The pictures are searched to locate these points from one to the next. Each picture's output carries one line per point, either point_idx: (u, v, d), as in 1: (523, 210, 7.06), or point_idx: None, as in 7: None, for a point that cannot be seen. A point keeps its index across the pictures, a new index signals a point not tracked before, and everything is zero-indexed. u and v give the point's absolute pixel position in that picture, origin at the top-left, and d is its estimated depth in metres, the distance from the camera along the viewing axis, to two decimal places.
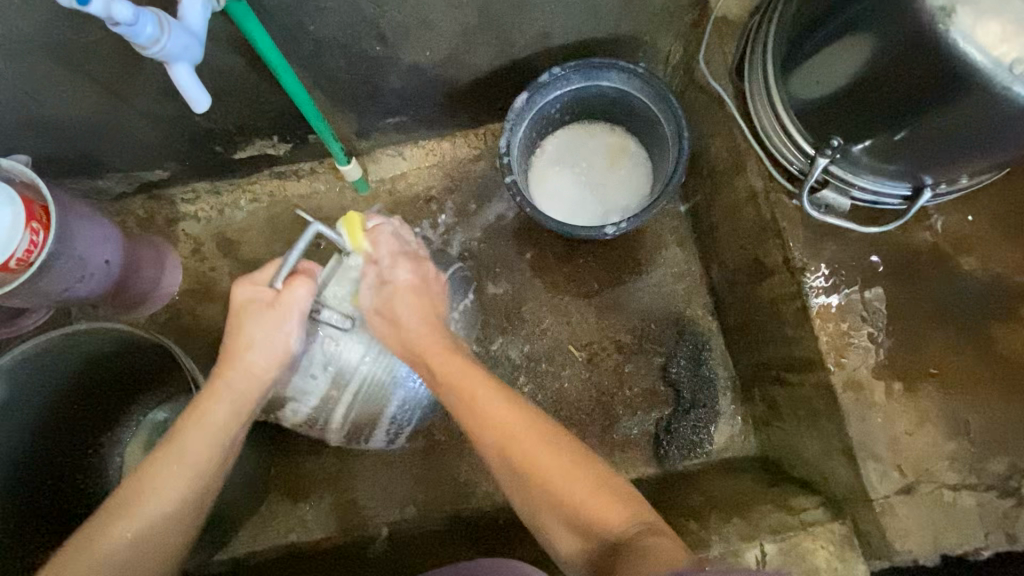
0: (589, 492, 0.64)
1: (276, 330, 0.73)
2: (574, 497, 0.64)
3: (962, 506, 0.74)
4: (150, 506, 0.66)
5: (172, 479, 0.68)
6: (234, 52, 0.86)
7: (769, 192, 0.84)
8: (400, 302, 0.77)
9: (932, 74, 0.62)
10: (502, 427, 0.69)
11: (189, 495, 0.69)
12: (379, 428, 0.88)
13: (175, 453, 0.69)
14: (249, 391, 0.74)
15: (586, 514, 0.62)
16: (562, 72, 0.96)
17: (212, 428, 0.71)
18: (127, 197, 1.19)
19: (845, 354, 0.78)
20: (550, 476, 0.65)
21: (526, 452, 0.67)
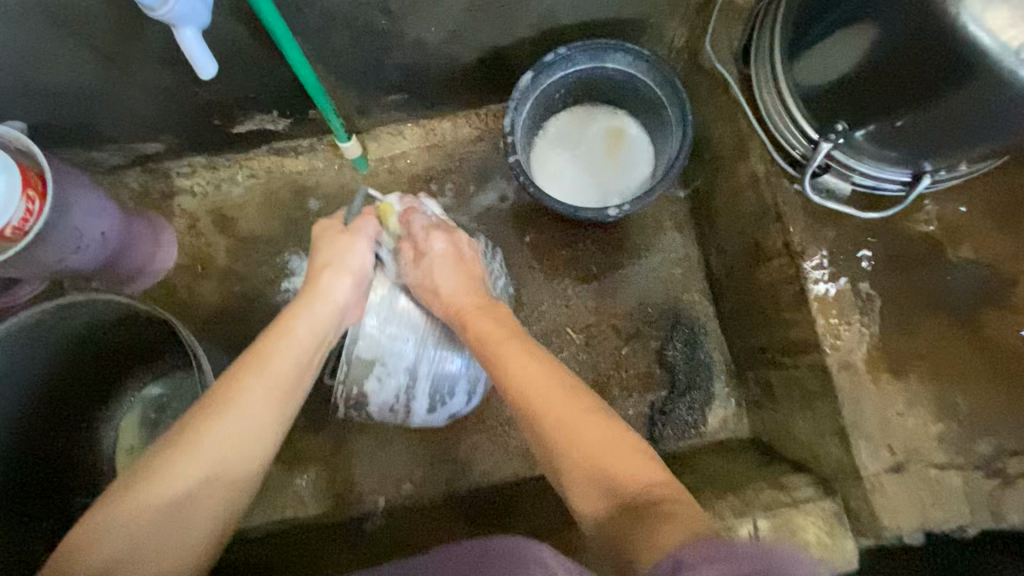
0: (626, 461, 0.62)
1: (356, 251, 0.80)
2: (617, 463, 0.61)
3: (949, 485, 0.77)
4: (265, 391, 0.69)
5: (256, 407, 0.68)
6: (238, 21, 0.84)
7: (771, 177, 0.85)
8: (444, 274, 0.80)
9: (938, 60, 0.63)
10: (536, 398, 0.66)
11: (288, 390, 0.71)
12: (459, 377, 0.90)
13: (259, 382, 0.69)
14: (328, 313, 0.77)
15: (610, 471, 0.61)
16: (567, 53, 0.96)
17: (308, 335, 0.74)
18: (121, 170, 1.17)
19: (840, 337, 0.80)
20: (592, 444, 0.63)
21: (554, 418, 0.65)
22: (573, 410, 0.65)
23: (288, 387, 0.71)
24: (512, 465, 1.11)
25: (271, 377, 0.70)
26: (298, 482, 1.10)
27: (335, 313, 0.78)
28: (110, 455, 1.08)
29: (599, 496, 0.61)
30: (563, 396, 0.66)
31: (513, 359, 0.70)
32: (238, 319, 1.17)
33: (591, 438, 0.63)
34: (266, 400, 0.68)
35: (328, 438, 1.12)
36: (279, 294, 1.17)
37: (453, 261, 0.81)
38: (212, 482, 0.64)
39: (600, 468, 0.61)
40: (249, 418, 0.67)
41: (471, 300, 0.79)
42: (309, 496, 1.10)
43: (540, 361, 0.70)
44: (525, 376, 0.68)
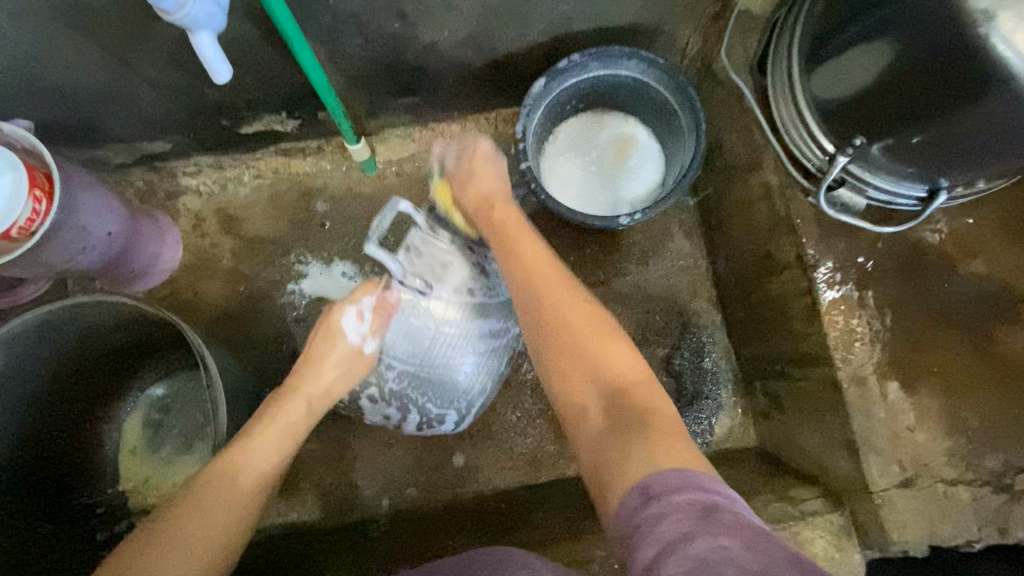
0: (599, 345, 0.66)
1: (339, 323, 0.87)
2: (599, 359, 0.65)
3: (957, 500, 0.76)
4: (279, 427, 0.81)
5: (273, 439, 0.79)
6: (252, 23, 0.84)
7: (785, 189, 0.85)
8: (472, 180, 0.91)
9: (961, 78, 0.63)
10: (535, 279, 0.73)
11: (294, 431, 0.82)
12: (446, 416, 1.00)
13: (274, 422, 0.81)
14: (320, 396, 0.86)
15: (602, 360, 0.64)
16: (581, 59, 0.95)
17: (317, 384, 0.86)
18: (126, 168, 1.16)
19: (852, 351, 0.80)
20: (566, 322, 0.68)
21: (551, 302, 0.70)
22: (573, 303, 0.70)
23: (297, 432, 0.82)
24: (518, 471, 1.11)
25: (266, 450, 0.78)
26: (301, 485, 1.10)
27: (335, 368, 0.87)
28: (112, 455, 1.08)
29: (591, 386, 0.64)
30: (561, 280, 0.73)
31: (529, 250, 0.78)
32: (243, 320, 1.16)
33: (574, 319, 0.68)
34: (277, 438, 0.80)
35: (330, 443, 1.11)
36: (284, 296, 1.17)
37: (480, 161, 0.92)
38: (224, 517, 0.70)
39: (575, 334, 0.67)
40: (268, 451, 0.78)
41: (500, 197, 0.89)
42: (313, 500, 1.10)
43: (551, 258, 0.77)
44: (524, 262, 0.76)
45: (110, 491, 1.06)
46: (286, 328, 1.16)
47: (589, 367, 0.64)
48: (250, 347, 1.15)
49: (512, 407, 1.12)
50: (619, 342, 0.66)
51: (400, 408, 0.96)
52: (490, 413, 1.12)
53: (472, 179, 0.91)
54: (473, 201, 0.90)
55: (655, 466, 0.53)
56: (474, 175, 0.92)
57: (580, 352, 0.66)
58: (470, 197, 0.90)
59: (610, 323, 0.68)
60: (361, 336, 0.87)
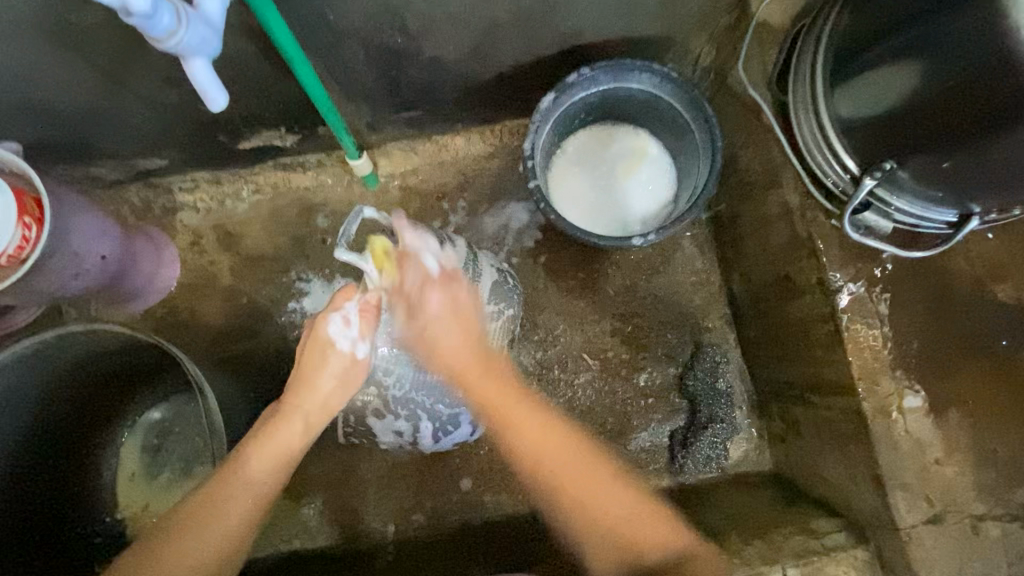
0: (638, 529, 0.73)
1: (325, 334, 0.77)
2: (598, 499, 0.73)
3: (987, 536, 0.74)
4: (268, 455, 0.77)
5: (262, 466, 0.77)
6: (249, 40, 0.80)
7: (806, 210, 0.81)
8: (442, 320, 0.74)
9: (1000, 105, 0.59)
10: (547, 470, 0.74)
11: (285, 460, 0.78)
12: (457, 418, 0.96)
13: (266, 446, 0.77)
14: (319, 412, 0.79)
15: (630, 542, 0.72)
16: (591, 73, 0.92)
17: (312, 402, 0.78)
18: (121, 185, 1.12)
19: (877, 380, 0.76)
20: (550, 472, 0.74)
21: (564, 491, 0.74)
22: (602, 475, 0.75)
23: (291, 456, 0.79)
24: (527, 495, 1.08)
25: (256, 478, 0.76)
26: (305, 511, 1.07)
27: (333, 383, 0.78)
28: (111, 481, 1.05)
29: (612, 557, 0.73)
30: (578, 470, 0.74)
31: (521, 411, 0.75)
32: (243, 341, 1.13)
33: (601, 510, 0.73)
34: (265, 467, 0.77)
35: (334, 467, 1.09)
36: (285, 315, 1.13)
37: (449, 304, 0.75)
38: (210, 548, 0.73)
39: (597, 515, 0.73)
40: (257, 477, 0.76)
41: (473, 356, 0.75)
42: (317, 526, 1.07)
43: (545, 410, 0.76)
44: (533, 436, 0.75)
45: (108, 519, 1.03)
46: (287, 349, 1.12)
47: (592, 524, 0.73)
48: (251, 368, 1.12)
49: None
50: (663, 523, 0.73)
51: (411, 420, 0.94)
52: None
53: (446, 331, 0.74)
54: (459, 336, 0.75)
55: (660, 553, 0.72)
56: (456, 311, 0.75)
57: (590, 521, 0.73)
58: (440, 360, 0.75)
59: (617, 465, 0.77)
60: (352, 343, 0.78)
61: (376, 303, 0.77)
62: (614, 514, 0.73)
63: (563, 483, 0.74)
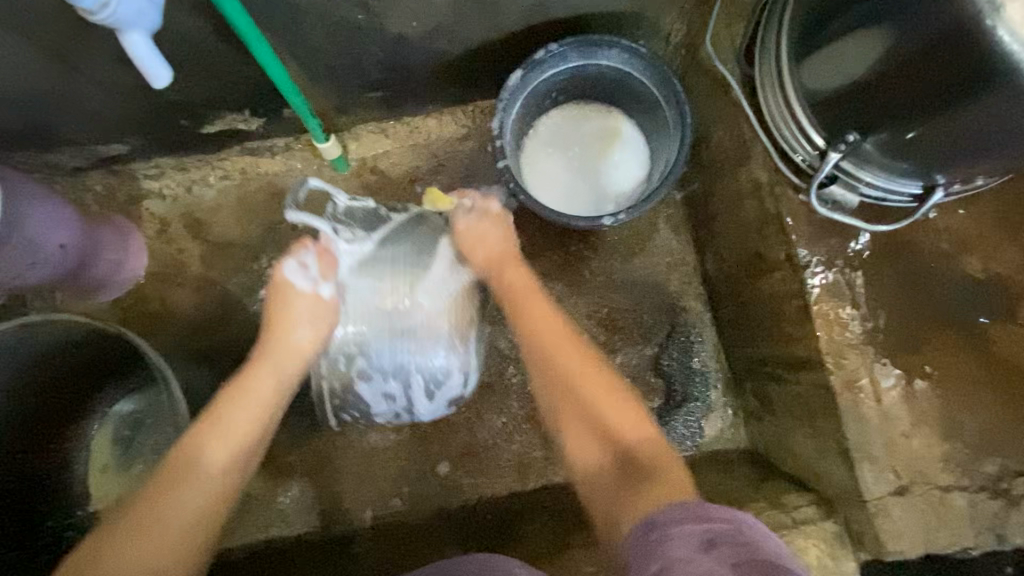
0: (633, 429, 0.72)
1: (286, 269, 0.82)
2: (603, 404, 0.73)
3: (953, 506, 0.74)
4: (251, 403, 0.73)
5: (241, 420, 0.72)
6: (202, 18, 0.78)
7: (774, 186, 0.80)
8: (477, 242, 0.87)
9: (962, 72, 0.59)
10: (560, 355, 0.77)
11: (263, 411, 0.74)
12: (447, 371, 0.91)
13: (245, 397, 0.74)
14: (301, 342, 0.80)
15: (626, 442, 0.71)
16: (559, 49, 0.90)
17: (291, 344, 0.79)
18: (83, 172, 1.09)
19: (845, 355, 0.76)
20: (600, 402, 0.73)
21: (582, 380, 0.75)
22: (599, 389, 0.74)
23: (270, 406, 0.75)
24: (505, 478, 1.08)
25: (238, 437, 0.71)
26: (281, 499, 1.06)
27: (306, 323, 0.81)
28: (82, 474, 1.03)
29: (604, 461, 0.70)
30: (592, 366, 0.76)
31: (547, 320, 0.81)
32: (214, 330, 1.11)
33: (619, 427, 0.72)
34: (245, 418, 0.72)
35: (311, 454, 1.08)
36: (256, 303, 1.12)
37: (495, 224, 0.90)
38: (191, 522, 0.65)
39: (603, 427, 0.72)
40: (235, 432, 0.71)
41: (510, 252, 0.88)
42: (294, 514, 1.06)
43: (574, 332, 0.81)
44: (543, 330, 0.80)
45: (80, 513, 1.01)
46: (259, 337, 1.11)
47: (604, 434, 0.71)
48: (224, 357, 1.10)
49: (498, 412, 1.09)
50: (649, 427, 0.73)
51: (400, 380, 0.90)
52: (475, 419, 1.09)
53: (477, 248, 0.87)
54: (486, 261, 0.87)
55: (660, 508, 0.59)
56: (487, 231, 0.88)
57: (603, 432, 0.72)
58: (481, 256, 0.87)
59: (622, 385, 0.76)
60: (313, 282, 0.82)
61: (332, 247, 0.86)
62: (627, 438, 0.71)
63: (575, 381, 0.75)
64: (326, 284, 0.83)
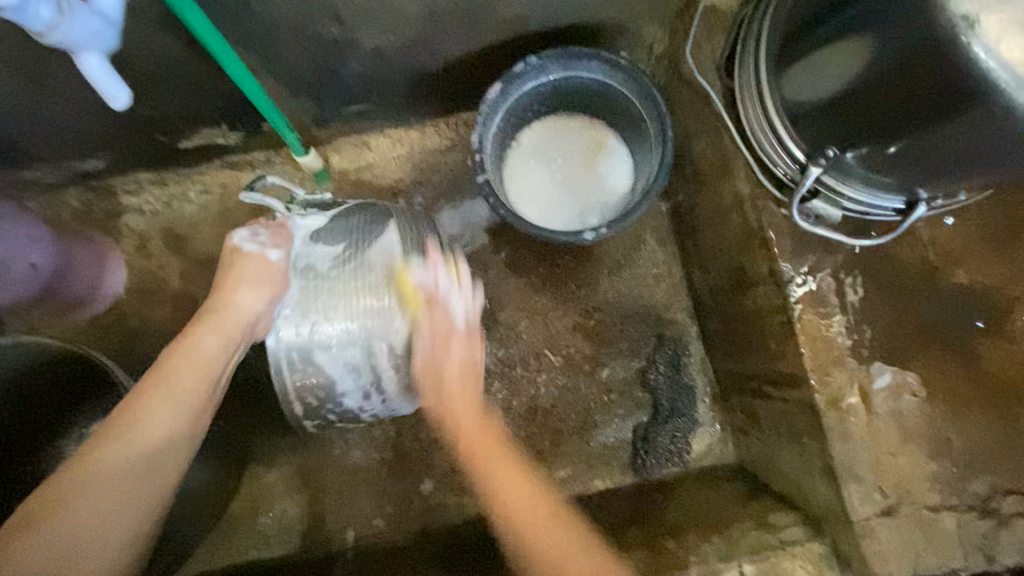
0: (567, 551, 0.75)
1: (234, 237, 0.81)
2: (542, 544, 0.76)
3: (942, 527, 0.72)
4: (188, 369, 0.72)
5: (180, 388, 0.70)
6: (172, 33, 0.76)
7: (756, 200, 0.79)
8: (440, 331, 0.83)
9: (938, 86, 0.58)
10: (504, 500, 0.81)
11: (203, 375, 0.72)
12: (411, 337, 0.82)
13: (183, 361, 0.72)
14: (236, 320, 0.77)
15: (567, 562, 0.74)
16: (538, 62, 0.89)
17: (233, 312, 0.77)
18: (60, 188, 1.08)
19: (830, 371, 0.75)
20: (524, 506, 0.80)
21: (523, 542, 0.77)
22: (546, 526, 0.78)
23: (211, 370, 0.73)
24: None
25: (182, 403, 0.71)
26: (261, 519, 1.04)
27: (249, 290, 0.78)
28: None
29: None
30: (545, 517, 0.79)
31: (498, 464, 0.84)
32: None
33: (552, 552, 0.75)
34: (186, 385, 0.71)
35: (291, 473, 1.06)
36: None
37: (464, 339, 0.84)
38: (124, 503, 0.64)
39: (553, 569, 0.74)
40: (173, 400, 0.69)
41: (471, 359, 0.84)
42: (274, 535, 1.04)
43: (534, 484, 0.83)
44: (497, 480, 0.82)
45: None
46: None
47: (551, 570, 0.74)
48: None
49: None
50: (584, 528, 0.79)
51: (361, 349, 0.82)
52: None
53: (443, 320, 0.83)
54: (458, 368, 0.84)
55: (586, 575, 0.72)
56: (448, 318, 0.83)
57: (546, 560, 0.75)
58: (437, 364, 0.83)
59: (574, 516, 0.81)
60: (261, 245, 0.81)
61: (286, 223, 0.85)
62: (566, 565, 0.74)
63: (506, 517, 0.80)
64: (274, 248, 0.82)
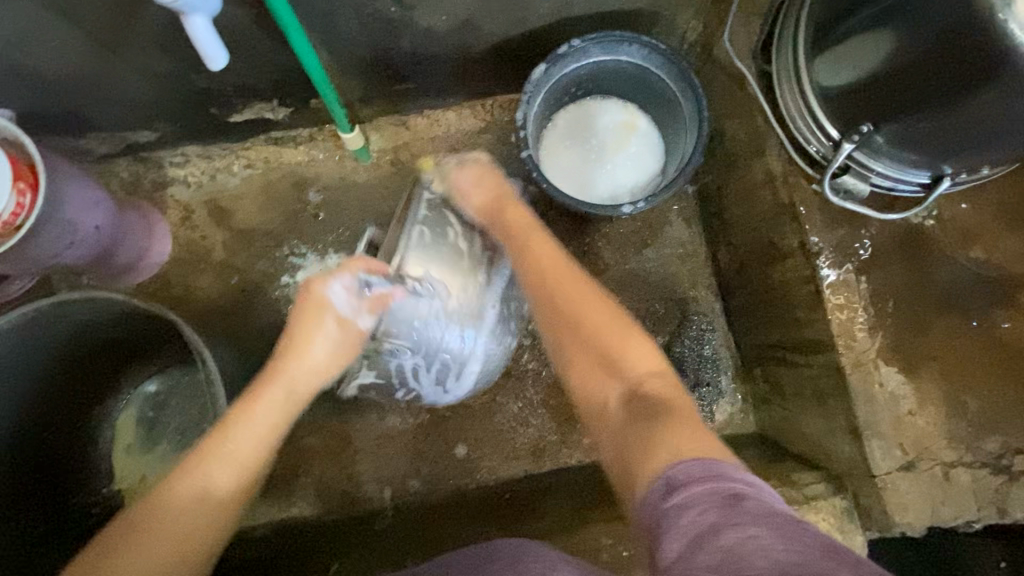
0: (621, 338, 0.67)
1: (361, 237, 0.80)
2: (613, 345, 0.66)
3: (957, 482, 0.78)
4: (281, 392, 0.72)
5: (266, 417, 0.70)
6: (243, 7, 0.81)
7: (789, 176, 0.84)
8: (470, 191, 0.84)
9: (966, 69, 0.63)
10: (549, 282, 0.73)
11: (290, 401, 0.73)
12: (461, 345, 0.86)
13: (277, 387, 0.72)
14: (308, 382, 0.75)
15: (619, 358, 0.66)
16: (581, 45, 0.94)
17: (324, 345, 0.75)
18: (110, 158, 1.12)
19: (855, 337, 0.80)
20: (590, 321, 0.69)
21: (569, 305, 0.70)
22: (612, 329, 0.68)
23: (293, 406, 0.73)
24: (520, 462, 1.11)
25: (214, 494, 0.64)
26: (302, 479, 1.09)
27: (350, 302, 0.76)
28: (107, 455, 1.05)
29: (598, 368, 0.66)
30: (605, 318, 0.68)
31: (540, 248, 0.77)
32: (235, 314, 1.14)
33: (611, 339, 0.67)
34: (273, 410, 0.71)
35: (331, 436, 1.10)
36: (278, 289, 1.14)
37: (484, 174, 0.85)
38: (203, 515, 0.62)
39: (595, 352, 0.66)
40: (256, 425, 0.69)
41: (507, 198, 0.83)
42: (314, 494, 1.08)
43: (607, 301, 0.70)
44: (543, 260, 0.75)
45: (104, 491, 1.03)
46: (280, 322, 1.13)
47: (601, 359, 0.66)
48: (244, 341, 1.13)
49: (515, 398, 1.12)
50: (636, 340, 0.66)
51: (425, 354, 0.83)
52: (491, 403, 1.12)
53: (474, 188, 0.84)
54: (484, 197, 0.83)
55: (674, 459, 0.52)
56: (477, 177, 0.85)
57: (596, 356, 0.66)
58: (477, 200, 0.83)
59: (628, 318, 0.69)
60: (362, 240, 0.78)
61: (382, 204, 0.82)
62: (605, 332, 0.67)
63: (581, 326, 0.69)
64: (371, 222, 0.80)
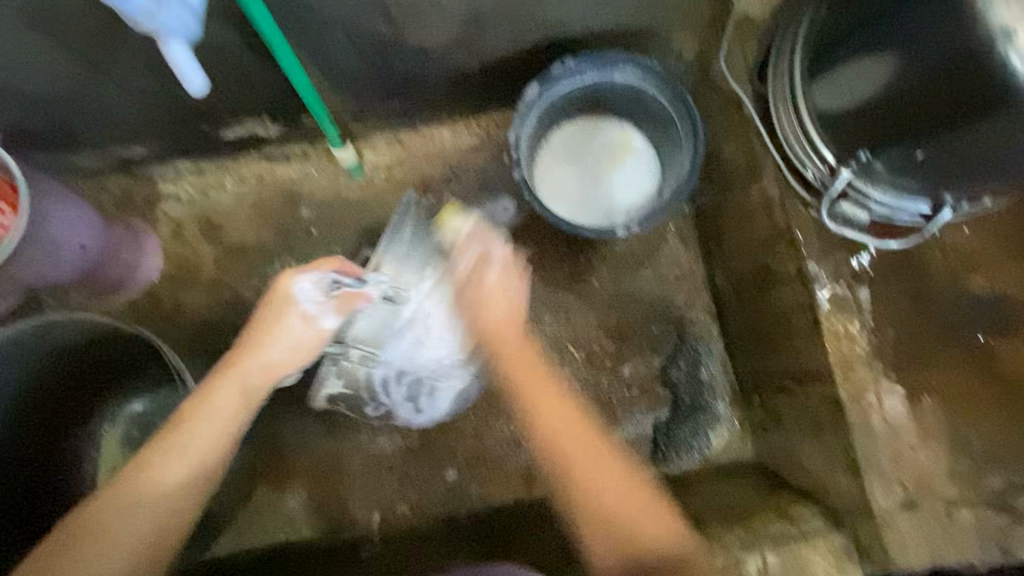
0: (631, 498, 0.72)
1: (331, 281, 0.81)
2: (614, 497, 0.71)
3: (959, 522, 0.75)
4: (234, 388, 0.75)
5: (219, 410, 0.73)
6: (230, 27, 0.80)
7: (785, 201, 0.82)
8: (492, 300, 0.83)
9: (967, 96, 0.62)
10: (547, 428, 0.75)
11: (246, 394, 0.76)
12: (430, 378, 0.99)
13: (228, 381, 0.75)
14: (263, 374, 0.77)
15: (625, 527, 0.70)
16: (575, 64, 0.92)
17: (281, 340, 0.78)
18: (101, 174, 1.11)
19: (854, 368, 0.78)
20: (592, 477, 0.72)
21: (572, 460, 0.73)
22: (616, 489, 0.72)
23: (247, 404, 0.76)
24: (511, 488, 1.08)
25: (168, 480, 0.69)
26: (289, 502, 1.07)
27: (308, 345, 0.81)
28: (91, 476, 1.03)
29: (602, 539, 0.71)
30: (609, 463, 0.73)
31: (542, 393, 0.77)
32: (225, 332, 1.12)
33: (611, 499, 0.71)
34: (227, 402, 0.74)
35: (319, 458, 1.08)
36: None
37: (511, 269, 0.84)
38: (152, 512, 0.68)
39: (598, 514, 0.71)
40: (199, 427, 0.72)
41: (511, 321, 0.83)
42: (300, 518, 1.06)
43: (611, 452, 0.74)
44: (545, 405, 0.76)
45: None
46: None
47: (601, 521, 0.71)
48: None
49: (506, 421, 1.09)
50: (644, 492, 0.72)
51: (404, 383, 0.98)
52: (482, 426, 1.09)
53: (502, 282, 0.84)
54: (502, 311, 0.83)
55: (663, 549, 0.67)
56: (510, 273, 0.84)
57: (598, 507, 0.71)
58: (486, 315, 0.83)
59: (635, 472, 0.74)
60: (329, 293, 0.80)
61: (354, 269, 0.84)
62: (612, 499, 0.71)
63: (584, 483, 0.72)
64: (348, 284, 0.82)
